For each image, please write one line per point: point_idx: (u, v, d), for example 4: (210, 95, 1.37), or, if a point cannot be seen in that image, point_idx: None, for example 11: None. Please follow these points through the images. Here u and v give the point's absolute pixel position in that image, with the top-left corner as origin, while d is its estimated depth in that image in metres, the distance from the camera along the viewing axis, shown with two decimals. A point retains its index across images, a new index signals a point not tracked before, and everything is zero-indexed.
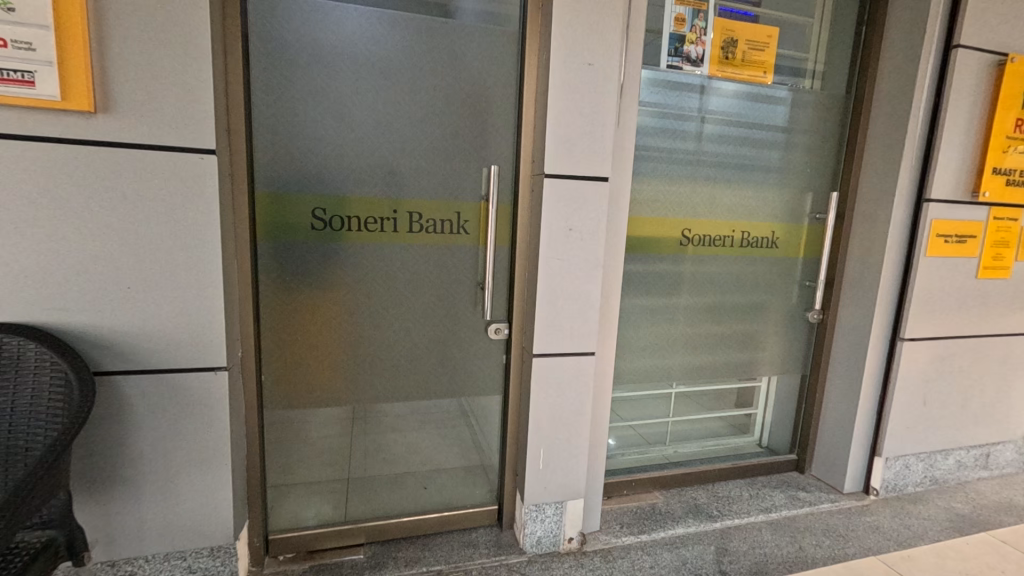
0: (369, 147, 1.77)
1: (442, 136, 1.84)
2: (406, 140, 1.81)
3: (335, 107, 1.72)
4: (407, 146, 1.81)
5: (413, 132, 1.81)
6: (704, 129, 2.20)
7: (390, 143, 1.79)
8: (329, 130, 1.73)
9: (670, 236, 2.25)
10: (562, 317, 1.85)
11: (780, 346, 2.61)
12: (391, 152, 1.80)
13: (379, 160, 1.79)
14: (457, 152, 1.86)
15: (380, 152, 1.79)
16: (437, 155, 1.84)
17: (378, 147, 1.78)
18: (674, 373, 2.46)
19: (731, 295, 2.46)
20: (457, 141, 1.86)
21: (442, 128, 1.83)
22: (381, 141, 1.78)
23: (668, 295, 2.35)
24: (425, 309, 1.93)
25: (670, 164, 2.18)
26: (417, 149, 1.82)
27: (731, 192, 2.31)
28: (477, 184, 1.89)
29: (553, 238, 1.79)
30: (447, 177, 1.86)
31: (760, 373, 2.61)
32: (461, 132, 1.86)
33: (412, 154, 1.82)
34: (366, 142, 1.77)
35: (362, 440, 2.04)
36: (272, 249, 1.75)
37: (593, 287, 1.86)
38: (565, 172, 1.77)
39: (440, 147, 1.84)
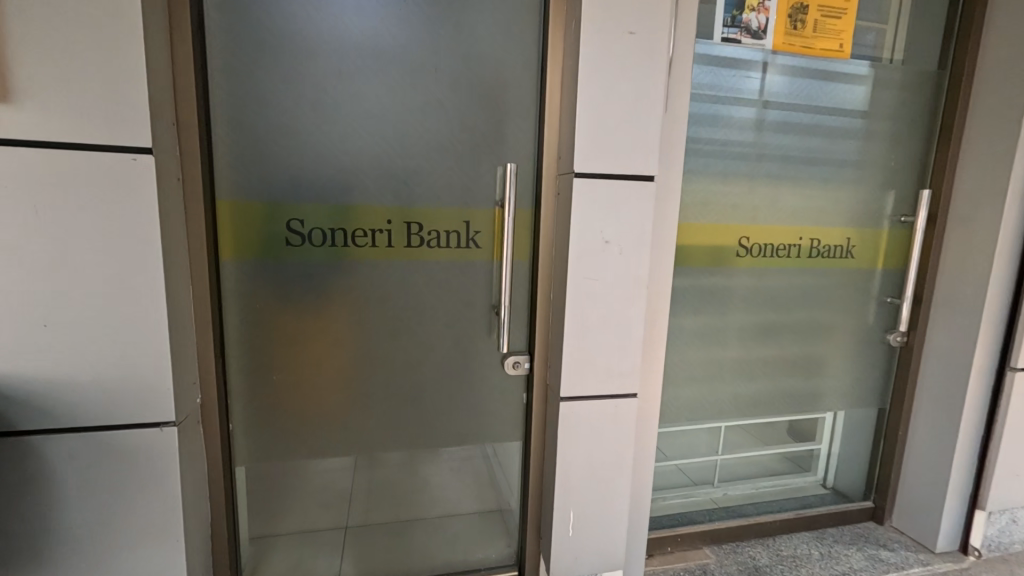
0: (357, 144, 1.45)
1: (447, 129, 1.50)
2: (402, 134, 1.47)
3: (314, 95, 1.40)
4: (404, 140, 1.48)
5: (412, 125, 1.47)
6: (766, 116, 1.81)
7: (383, 139, 1.46)
8: (308, 124, 1.41)
9: (724, 246, 1.87)
10: (596, 350, 1.49)
11: (854, 375, 2.19)
12: (384, 149, 1.47)
13: (369, 159, 1.46)
14: (465, 147, 1.52)
15: (370, 150, 1.46)
16: (441, 152, 1.50)
17: (368, 143, 1.45)
18: (727, 408, 2.07)
19: (796, 316, 2.06)
20: (466, 134, 1.52)
21: (448, 118, 1.50)
22: (372, 137, 1.45)
23: (721, 316, 1.97)
24: (428, 340, 1.60)
25: (724, 159, 1.80)
26: (417, 144, 1.48)
27: (799, 191, 1.91)
28: (490, 187, 1.55)
29: (584, 253, 1.43)
30: (454, 179, 1.52)
31: (829, 406, 2.20)
32: (470, 123, 1.51)
33: (410, 151, 1.48)
34: (354, 138, 1.44)
35: (360, 490, 1.72)
36: (240, 270, 1.44)
37: (635, 313, 1.50)
38: (601, 171, 1.41)
39: (444, 141, 1.50)
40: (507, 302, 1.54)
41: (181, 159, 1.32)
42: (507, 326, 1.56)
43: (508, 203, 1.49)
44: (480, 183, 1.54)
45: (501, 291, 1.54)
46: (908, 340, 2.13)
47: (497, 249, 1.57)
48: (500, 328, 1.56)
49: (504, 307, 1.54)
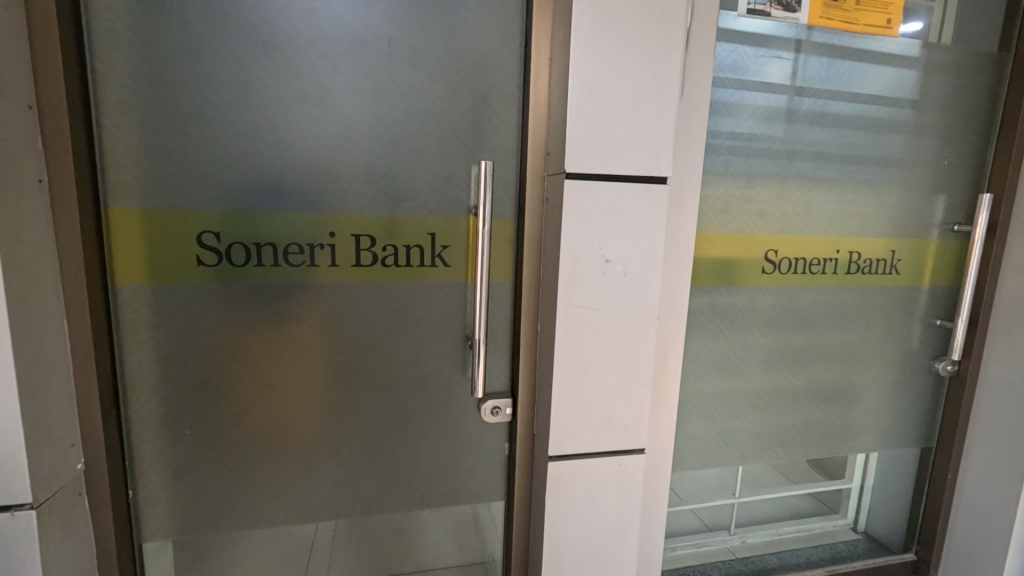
0: (290, 134, 1.14)
1: (406, 117, 1.19)
2: (349, 123, 1.16)
3: (231, 72, 1.09)
4: (352, 131, 1.17)
5: (361, 111, 1.16)
6: (798, 105, 1.51)
7: (325, 129, 1.15)
8: (224, 109, 1.10)
9: (746, 261, 1.56)
10: (593, 397, 1.18)
11: (895, 409, 1.88)
12: (324, 143, 1.15)
13: (305, 155, 1.15)
14: (430, 141, 1.21)
15: (308, 143, 1.15)
16: (400, 146, 1.20)
17: (303, 134, 1.14)
18: (750, 451, 1.75)
19: (832, 341, 1.75)
20: (431, 124, 1.21)
21: (408, 104, 1.19)
22: (309, 126, 1.14)
23: (743, 343, 1.65)
24: (385, 380, 1.29)
25: (748, 157, 1.49)
26: (368, 136, 1.18)
27: (837, 195, 1.60)
28: (461, 191, 1.25)
29: (578, 276, 1.12)
30: (416, 181, 1.22)
31: (867, 446, 1.88)
32: (436, 109, 1.21)
33: (358, 146, 1.17)
34: (286, 127, 1.13)
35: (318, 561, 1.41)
36: (140, 298, 1.12)
37: (643, 350, 1.19)
38: (601, 171, 1.10)
39: (404, 133, 1.19)
40: (483, 335, 1.23)
41: (45, 154, 0.99)
42: (483, 366, 1.24)
43: (483, 214, 1.16)
44: (449, 185, 1.24)
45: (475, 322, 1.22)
46: (959, 368, 1.82)
47: (472, 268, 1.27)
48: (473, 368, 1.25)
49: (479, 340, 1.22)
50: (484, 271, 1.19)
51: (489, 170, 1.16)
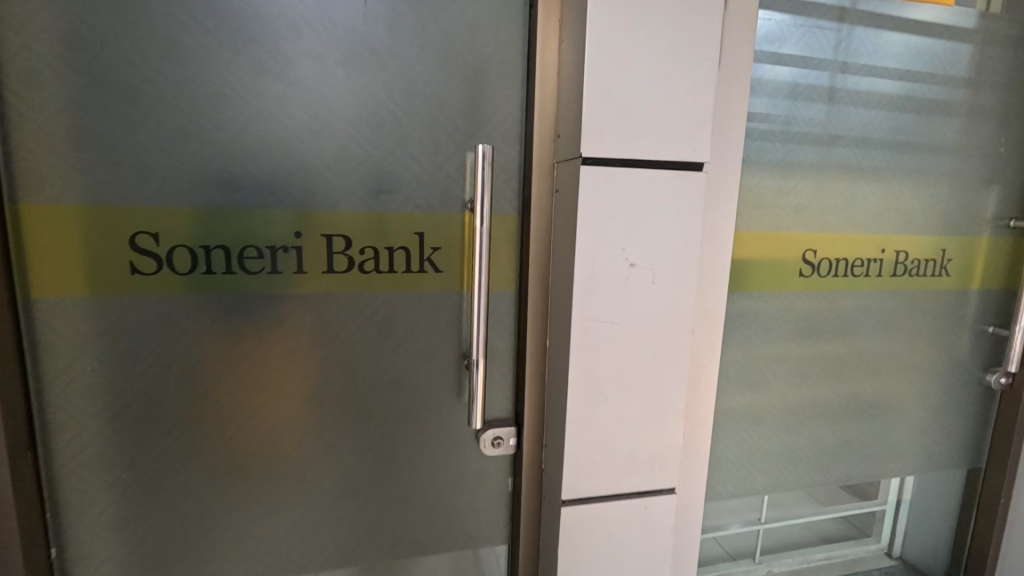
0: (246, 111, 0.93)
1: (389, 91, 0.99)
2: (318, 98, 0.96)
3: (171, 36, 0.89)
4: (321, 108, 0.96)
5: (333, 84, 0.96)
6: (841, 83, 1.32)
7: (289, 105, 0.95)
8: (161, 82, 0.89)
9: (781, 262, 1.37)
10: (615, 428, 0.98)
11: (947, 428, 1.66)
12: (287, 124, 0.95)
13: (265, 136, 0.94)
14: (417, 120, 1.01)
15: (267, 122, 0.94)
16: (381, 127, 0.99)
17: (261, 110, 0.94)
18: (785, 478, 1.53)
19: (875, 354, 1.54)
20: (417, 101, 1.01)
21: (390, 76, 0.99)
22: (268, 101, 0.94)
23: (778, 358, 1.45)
24: (365, 408, 1.08)
25: (785, 142, 1.30)
26: (341, 117, 0.97)
27: (885, 186, 1.40)
28: (455, 182, 1.05)
29: (597, 283, 0.92)
30: (401, 170, 1.02)
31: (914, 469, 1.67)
32: (423, 82, 1.00)
33: (329, 128, 0.97)
34: (240, 102, 0.93)
35: None
36: (61, 313, 0.92)
37: (673, 371, 1.00)
38: (624, 153, 0.90)
39: (386, 111, 0.99)
40: (481, 353, 1.03)
41: None
42: (481, 390, 1.04)
43: (480, 208, 0.97)
44: (440, 175, 1.04)
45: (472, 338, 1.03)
46: (1012, 382, 1.62)
47: (468, 273, 1.07)
48: (469, 391, 1.05)
49: (477, 359, 1.03)
50: (482, 276, 0.99)
51: (486, 154, 0.96)
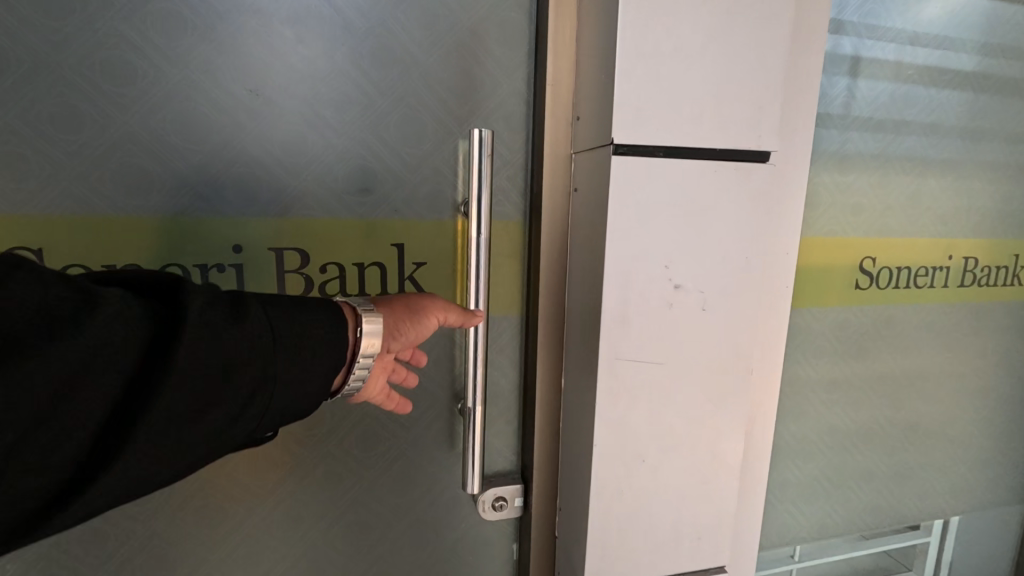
0: (164, 85, 0.69)
1: (359, 59, 0.75)
2: (263, 67, 0.71)
3: None
4: (266, 82, 0.72)
5: (284, 48, 0.72)
6: (911, 57, 1.10)
7: (222, 77, 0.70)
8: (41, 43, 0.65)
9: (837, 272, 1.14)
10: (652, 493, 0.76)
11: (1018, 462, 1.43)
12: (217, 103, 0.71)
13: (190, 119, 0.70)
14: (397, 99, 0.77)
15: (193, 101, 0.70)
16: (347, 107, 0.76)
17: (183, 82, 0.69)
18: (836, 525, 1.29)
19: (941, 377, 1.28)
20: (396, 73, 0.77)
21: (360, 39, 0.75)
22: (194, 72, 0.69)
23: (829, 383, 1.20)
24: (328, 467, 0.85)
25: (843, 128, 1.08)
26: (292, 94, 0.73)
27: (953, 180, 1.17)
28: (444, 178, 0.81)
29: (632, 308, 0.70)
30: (376, 164, 0.78)
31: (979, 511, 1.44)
32: (405, 49, 0.77)
33: (275, 108, 0.73)
34: (155, 74, 0.68)
35: None
36: None
37: (727, 420, 0.77)
38: (670, 140, 0.68)
39: (355, 86, 0.75)
40: (479, 399, 0.81)
41: None
42: (480, 446, 0.82)
43: (476, 213, 0.75)
44: (425, 170, 0.80)
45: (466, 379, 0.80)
46: None
47: (463, 295, 0.84)
48: (464, 447, 0.83)
49: (473, 407, 0.80)
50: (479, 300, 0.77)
51: (485, 142, 0.74)
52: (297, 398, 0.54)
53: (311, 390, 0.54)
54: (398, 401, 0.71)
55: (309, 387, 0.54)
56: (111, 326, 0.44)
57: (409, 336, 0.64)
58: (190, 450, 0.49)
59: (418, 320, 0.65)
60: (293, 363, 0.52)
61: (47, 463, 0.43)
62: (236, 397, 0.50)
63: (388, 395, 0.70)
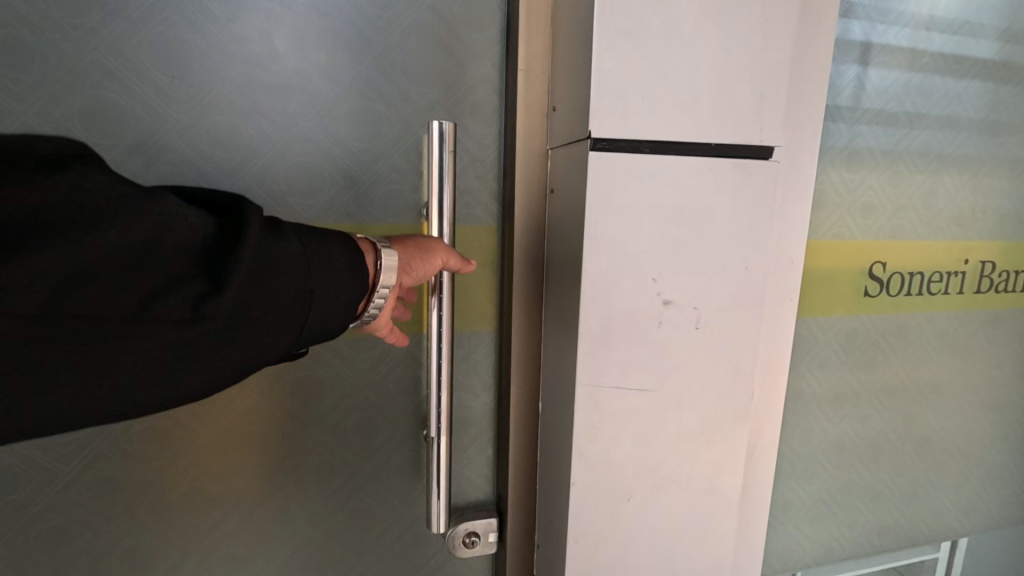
0: (69, 70, 0.59)
1: (301, 41, 0.65)
2: (187, 49, 0.62)
3: None
4: (190, 66, 0.62)
5: (212, 28, 0.62)
6: (926, 45, 1.00)
7: (138, 60, 0.61)
8: None
9: (846, 277, 1.04)
10: (638, 534, 0.67)
11: None
12: (133, 91, 0.61)
13: (101, 109, 0.60)
14: (347, 87, 0.68)
15: (105, 88, 0.60)
16: (288, 96, 0.65)
17: (90, 67, 0.59)
18: (843, 550, 1.19)
19: (958, 391, 1.18)
20: (345, 58, 0.67)
21: (302, 17, 0.65)
22: (105, 55, 0.60)
23: (836, 398, 1.10)
24: (277, 503, 0.75)
25: (852, 121, 0.98)
26: (221, 80, 0.63)
27: (970, 177, 1.08)
28: (404, 178, 0.71)
29: (614, 325, 0.61)
30: (322, 162, 0.68)
31: (997, 533, 1.34)
32: (356, 30, 0.67)
33: (202, 97, 0.63)
34: (58, 56, 0.59)
35: None
36: None
37: (724, 452, 0.68)
38: (657, 133, 0.58)
39: (297, 72, 0.65)
40: (442, 427, 0.71)
41: None
42: (445, 480, 0.72)
43: (436, 216, 0.66)
44: (382, 169, 0.71)
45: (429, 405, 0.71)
46: None
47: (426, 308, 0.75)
48: (427, 481, 0.73)
49: (437, 436, 0.71)
50: (443, 314, 0.68)
51: (446, 135, 0.64)
52: (328, 321, 0.52)
53: (341, 314, 0.53)
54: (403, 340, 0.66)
55: (339, 310, 0.52)
56: (167, 216, 0.45)
57: (423, 274, 0.61)
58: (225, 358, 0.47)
59: (431, 256, 0.61)
60: (325, 281, 0.51)
61: (91, 342, 0.42)
62: (272, 308, 0.48)
63: (393, 332, 0.66)
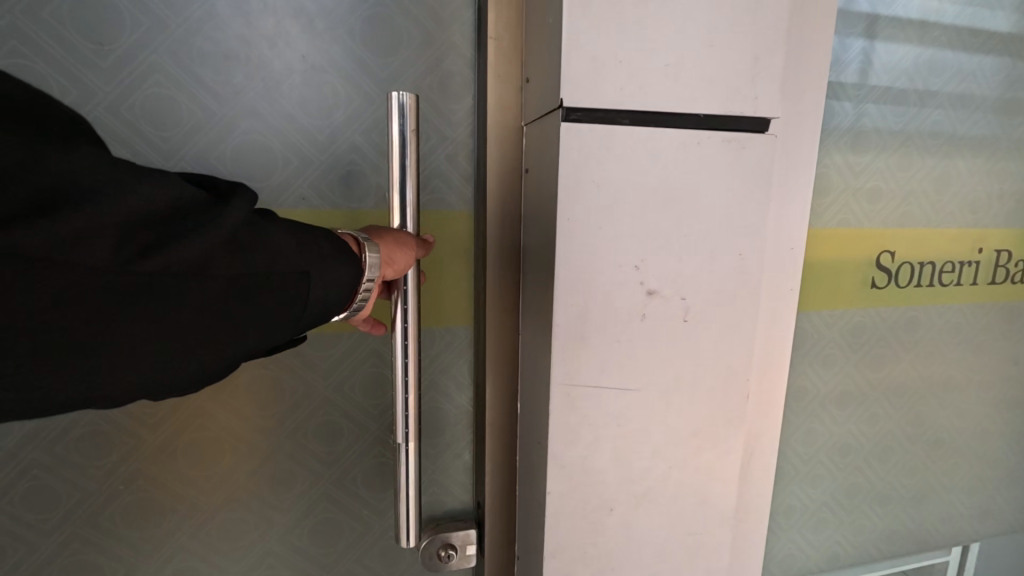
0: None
1: (235, 11, 0.63)
2: (114, 20, 0.62)
3: None
4: (115, 34, 0.62)
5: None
6: (938, 18, 0.93)
7: (62, 29, 0.61)
8: None
9: (852, 268, 0.97)
10: (621, 548, 0.61)
11: None
12: (59, 59, 0.61)
13: (21, 77, 0.61)
14: (288, 65, 0.66)
15: (25, 56, 0.61)
16: (225, 72, 0.65)
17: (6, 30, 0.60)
18: (849, 556, 1.13)
19: (972, 388, 1.11)
20: (285, 31, 0.65)
21: None
22: (23, 20, 0.60)
23: (841, 396, 1.04)
24: (234, 512, 0.70)
25: (858, 100, 0.92)
26: (150, 44, 0.63)
27: (984, 160, 1.01)
28: (357, 162, 0.70)
29: (591, 319, 0.55)
30: (263, 144, 0.67)
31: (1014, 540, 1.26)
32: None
33: (129, 63, 0.63)
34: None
35: None
36: None
37: (717, 459, 0.62)
38: (638, 102, 0.52)
39: (233, 47, 0.64)
40: (410, 433, 0.61)
41: None
42: (414, 493, 0.62)
43: (398, 203, 0.57)
44: (339, 148, 0.69)
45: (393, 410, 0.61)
46: None
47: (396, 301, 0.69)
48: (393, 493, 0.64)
49: (404, 444, 0.61)
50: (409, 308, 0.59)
51: (408, 107, 0.55)
52: (330, 303, 0.49)
53: (341, 299, 0.50)
54: (380, 330, 0.64)
55: (335, 292, 0.49)
56: (171, 180, 0.41)
57: (401, 271, 0.57)
58: (234, 331, 0.43)
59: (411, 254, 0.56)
60: (322, 259, 0.48)
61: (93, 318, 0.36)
62: (278, 283, 0.45)
63: (368, 323, 0.62)
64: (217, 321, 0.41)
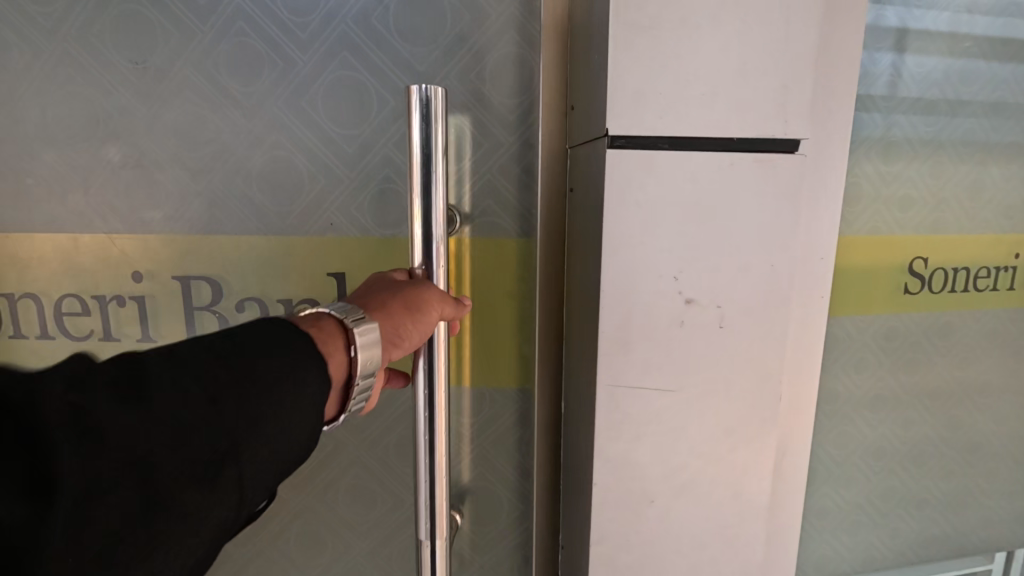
0: (79, 74, 0.81)
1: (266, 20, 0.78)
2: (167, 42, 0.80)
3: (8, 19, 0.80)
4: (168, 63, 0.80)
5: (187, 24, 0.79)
6: (969, 31, 0.95)
7: (132, 63, 0.80)
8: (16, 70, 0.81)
9: (884, 274, 1.00)
10: (661, 537, 0.66)
11: None
12: (128, 89, 0.81)
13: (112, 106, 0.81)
14: (310, 70, 0.79)
15: (108, 88, 0.81)
16: (253, 82, 0.80)
17: (100, 72, 0.81)
18: (885, 560, 1.14)
19: (1012, 394, 1.11)
20: (304, 34, 0.78)
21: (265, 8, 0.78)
22: (106, 63, 0.80)
23: (875, 400, 1.06)
24: (277, 549, 0.92)
25: (887, 111, 0.95)
26: (199, 66, 0.80)
27: (1020, 166, 1.01)
28: (372, 175, 0.81)
29: (633, 324, 0.61)
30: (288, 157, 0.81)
31: None
32: (320, 10, 0.77)
33: (179, 82, 0.80)
34: (79, 65, 0.81)
35: None
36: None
37: (753, 458, 0.65)
38: (676, 129, 0.57)
39: (261, 53, 0.79)
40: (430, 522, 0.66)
41: None
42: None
43: (421, 209, 0.60)
44: (374, 156, 0.80)
45: (418, 480, 0.66)
46: None
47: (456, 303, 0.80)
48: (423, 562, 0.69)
49: (430, 540, 0.66)
50: (434, 370, 0.63)
51: (433, 101, 0.57)
52: (275, 453, 0.45)
53: (301, 421, 0.46)
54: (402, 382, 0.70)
55: (297, 412, 0.46)
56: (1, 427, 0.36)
57: (414, 343, 0.58)
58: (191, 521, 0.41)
59: (424, 320, 0.58)
60: (256, 393, 0.44)
61: None
62: (192, 457, 0.41)
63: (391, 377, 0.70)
64: (162, 525, 0.40)
